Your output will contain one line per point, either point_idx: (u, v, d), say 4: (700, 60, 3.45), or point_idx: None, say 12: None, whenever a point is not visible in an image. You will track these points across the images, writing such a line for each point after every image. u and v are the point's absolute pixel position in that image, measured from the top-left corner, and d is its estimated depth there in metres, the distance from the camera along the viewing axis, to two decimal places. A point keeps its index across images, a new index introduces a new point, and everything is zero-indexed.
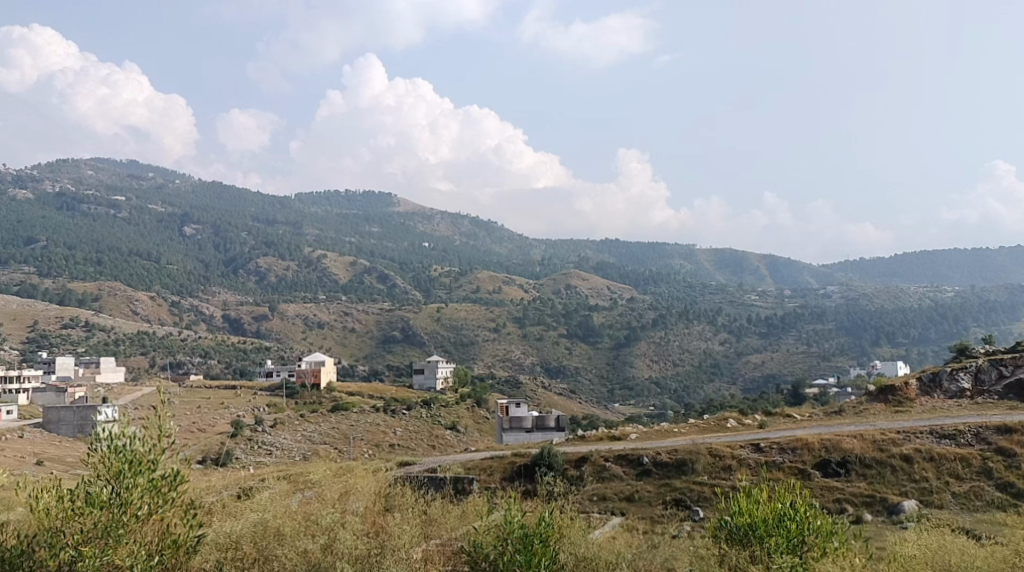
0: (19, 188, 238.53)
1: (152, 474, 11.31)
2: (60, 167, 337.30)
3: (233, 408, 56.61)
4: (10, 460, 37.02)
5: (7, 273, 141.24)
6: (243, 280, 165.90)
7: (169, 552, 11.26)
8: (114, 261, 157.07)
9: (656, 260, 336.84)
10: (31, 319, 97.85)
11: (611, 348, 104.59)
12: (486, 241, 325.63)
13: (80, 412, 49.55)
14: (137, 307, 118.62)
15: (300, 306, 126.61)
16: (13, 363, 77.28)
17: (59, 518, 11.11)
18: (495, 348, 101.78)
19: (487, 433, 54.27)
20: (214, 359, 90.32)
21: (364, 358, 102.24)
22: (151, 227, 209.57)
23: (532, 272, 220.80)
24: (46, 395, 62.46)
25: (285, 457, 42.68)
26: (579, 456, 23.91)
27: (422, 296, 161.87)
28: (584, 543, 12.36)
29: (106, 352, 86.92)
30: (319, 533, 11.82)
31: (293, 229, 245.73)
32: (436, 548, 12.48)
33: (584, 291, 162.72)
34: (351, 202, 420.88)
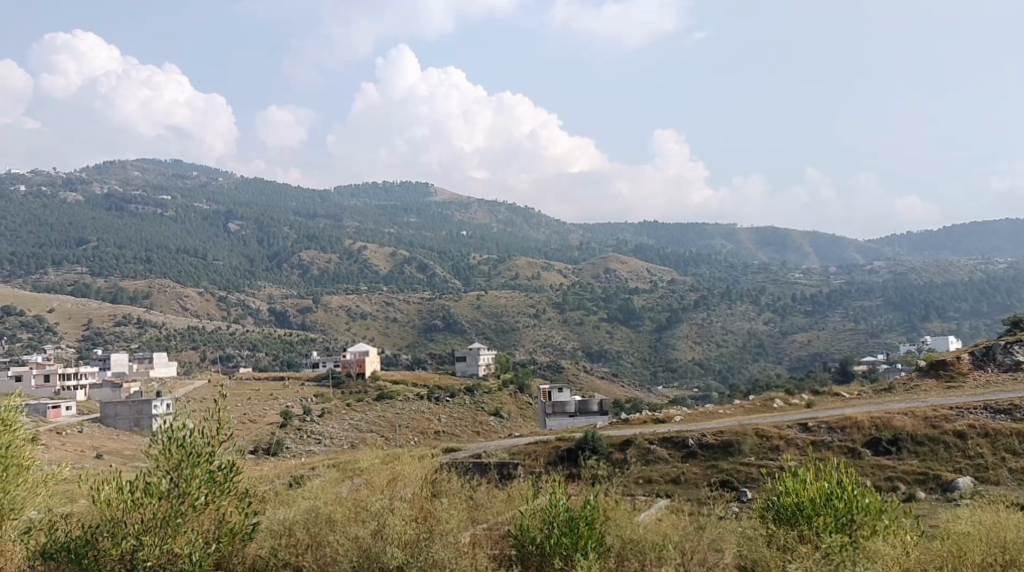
0: (68, 191, 243.04)
1: (209, 465, 11.81)
2: (107, 170, 342.95)
3: (282, 399, 57.49)
4: (71, 453, 38.08)
5: (59, 274, 144.08)
6: (287, 274, 167.90)
7: (226, 539, 11.72)
8: (163, 259, 159.78)
9: (697, 242, 334.73)
10: (86, 317, 99.94)
11: (653, 331, 104.37)
12: (524, 227, 325.51)
13: (135, 406, 50.73)
14: (187, 303, 120.65)
15: (343, 298, 127.74)
16: (71, 361, 79.15)
17: (120, 508, 11.53)
18: (536, 334, 102.22)
19: (531, 418, 54.66)
20: (262, 352, 91.66)
21: (407, 347, 103.05)
22: (196, 225, 212.46)
23: (573, 257, 220.86)
24: (103, 390, 64.15)
25: (334, 445, 43.41)
26: (624, 439, 24.09)
27: (462, 284, 162.36)
28: (631, 526, 12.50)
29: (159, 347, 88.64)
30: (370, 516, 11.97)
31: (334, 222, 247.61)
32: (484, 533, 12.65)
33: (625, 274, 162.35)
34: (390, 194, 422.99)
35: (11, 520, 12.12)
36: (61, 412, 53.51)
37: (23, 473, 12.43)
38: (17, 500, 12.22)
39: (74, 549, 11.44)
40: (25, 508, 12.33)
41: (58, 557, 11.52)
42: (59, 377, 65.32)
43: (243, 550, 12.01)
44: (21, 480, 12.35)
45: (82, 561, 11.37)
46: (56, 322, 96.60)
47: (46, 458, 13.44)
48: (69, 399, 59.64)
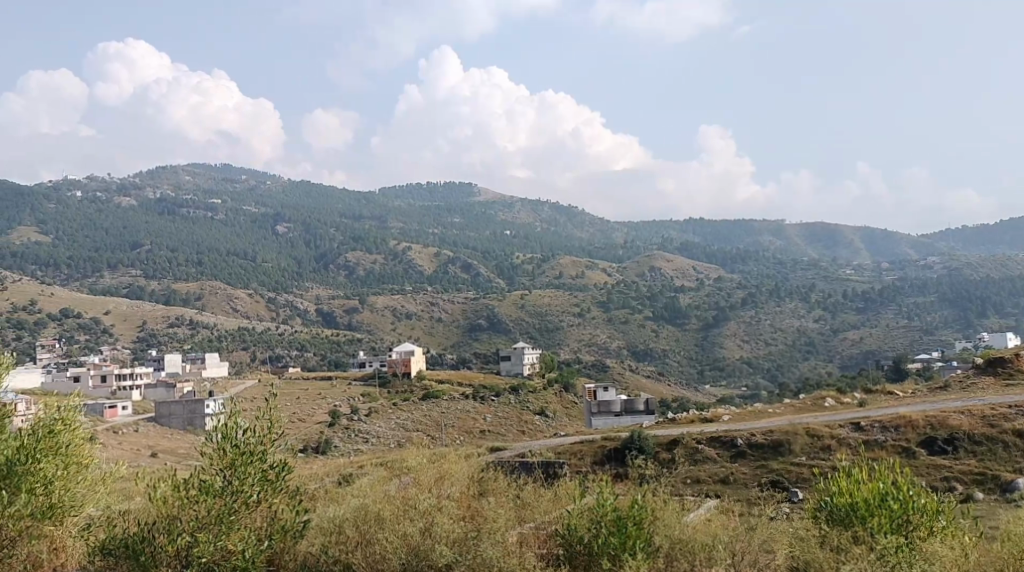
0: (121, 195, 247.65)
1: (262, 464, 11.94)
2: (158, 175, 348.91)
3: (330, 399, 58.00)
4: (128, 452, 38.79)
5: (113, 277, 146.74)
6: (334, 275, 169.46)
7: (278, 537, 11.86)
8: (214, 262, 162.12)
9: (744, 240, 331.82)
10: (140, 318, 101.73)
11: (699, 329, 103.64)
12: (568, 226, 325.13)
13: (189, 405, 51.52)
14: (237, 304, 122.29)
15: (389, 299, 128.54)
16: (126, 362, 80.58)
17: (175, 506, 11.71)
18: (581, 333, 102.12)
19: (577, 417, 54.58)
20: (310, 352, 92.56)
21: (452, 347, 103.39)
22: (245, 228, 215.23)
23: (617, 256, 220.38)
24: (158, 390, 65.31)
25: (381, 444, 43.74)
26: (670, 439, 23.97)
27: (507, 284, 162.56)
28: (680, 526, 12.34)
29: (210, 348, 89.97)
30: (418, 515, 11.98)
31: (379, 223, 249.27)
32: (531, 532, 12.52)
33: (670, 272, 161.35)
34: (433, 194, 425.27)
35: (71, 516, 12.33)
36: (118, 411, 54.54)
37: (82, 472, 12.68)
38: (77, 496, 12.45)
39: (132, 547, 11.61)
40: (85, 505, 12.56)
41: (116, 553, 11.72)
42: (115, 377, 66.54)
43: (294, 546, 12.10)
44: (80, 479, 12.59)
45: (140, 558, 11.52)
46: (111, 323, 98.49)
47: (104, 457, 13.68)
48: (125, 399, 60.74)
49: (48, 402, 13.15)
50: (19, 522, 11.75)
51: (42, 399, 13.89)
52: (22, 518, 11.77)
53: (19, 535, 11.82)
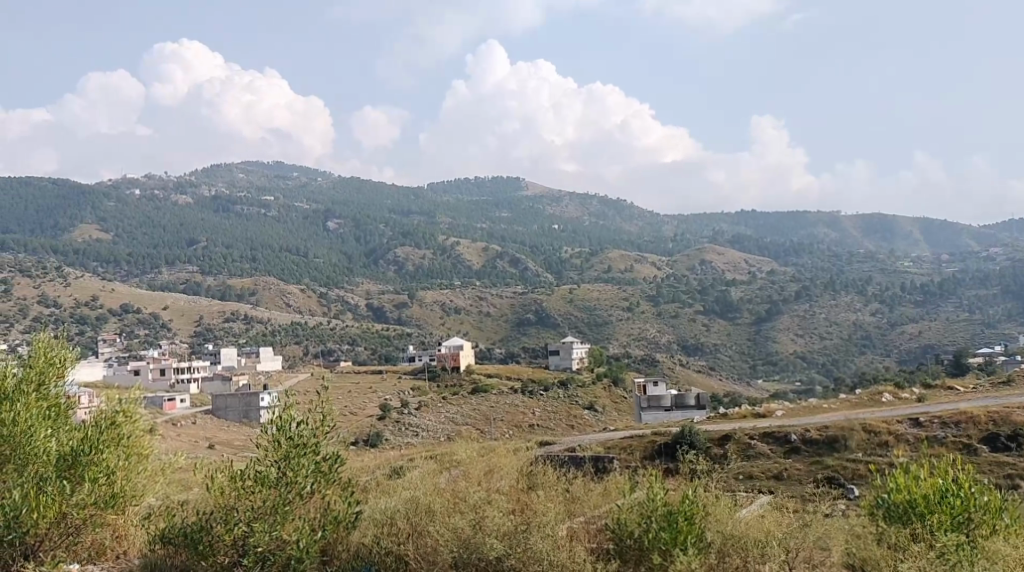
0: (178, 193, 251.82)
1: (315, 455, 12.06)
2: (212, 173, 354.12)
3: (381, 392, 58.51)
4: (185, 443, 39.51)
5: (171, 273, 149.28)
6: (384, 270, 170.66)
7: (331, 527, 11.88)
8: (267, 258, 164.15)
9: (798, 232, 327.25)
10: (197, 314, 103.34)
11: (752, 323, 102.55)
12: (617, 220, 323.63)
13: (244, 398, 52.25)
14: (290, 300, 123.75)
15: (438, 293, 129.16)
16: (183, 356, 81.90)
17: (232, 495, 11.79)
18: (630, 327, 101.74)
19: (626, 411, 54.36)
20: (361, 346, 93.35)
21: (501, 341, 103.46)
22: (297, 224, 217.61)
23: (667, 250, 219.00)
24: (215, 384, 66.45)
25: (431, 437, 44.02)
26: (722, 434, 23.77)
27: (555, 279, 162.29)
28: (732, 520, 12.15)
29: (264, 342, 91.21)
30: (468, 507, 11.81)
31: (429, 218, 250.28)
32: (581, 526, 12.39)
33: (721, 266, 159.64)
34: (481, 189, 426.57)
35: (133, 506, 12.45)
36: (176, 404, 55.49)
37: (143, 462, 12.78)
38: (139, 485, 12.57)
39: (191, 535, 11.68)
40: (146, 494, 12.66)
41: (175, 541, 11.79)
42: (174, 371, 67.66)
43: (348, 536, 12.07)
44: (141, 469, 12.68)
45: (198, 546, 11.63)
46: (169, 318, 100.22)
47: (164, 449, 13.81)
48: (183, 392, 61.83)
49: (111, 394, 13.34)
50: (84, 510, 11.85)
51: (105, 392, 14.10)
52: (86, 506, 11.87)
53: (83, 524, 11.97)
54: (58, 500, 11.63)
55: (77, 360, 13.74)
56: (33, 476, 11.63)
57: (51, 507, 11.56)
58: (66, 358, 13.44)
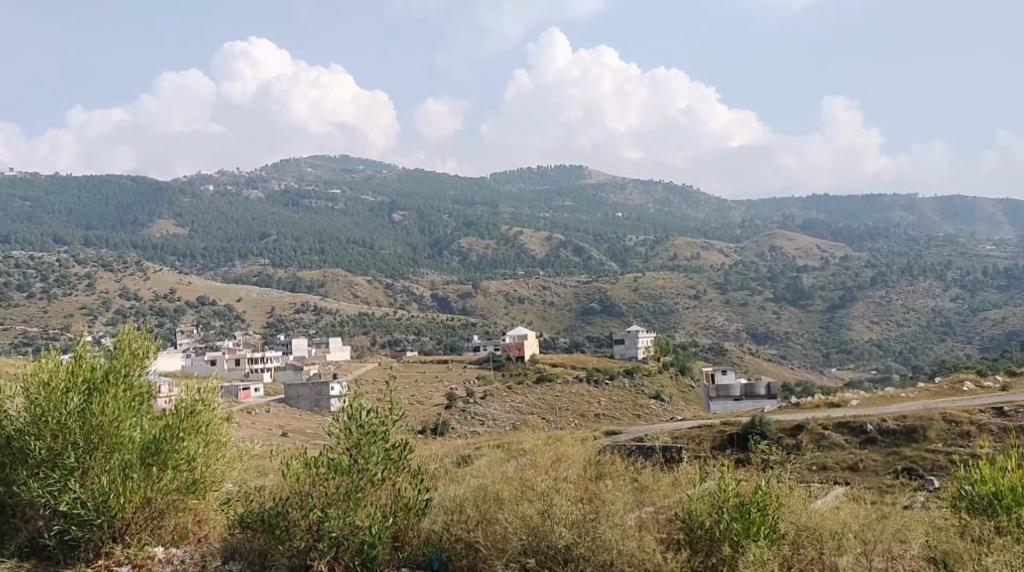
0: (249, 188, 256.45)
1: (385, 443, 11.98)
2: (282, 168, 360.01)
3: (447, 381, 58.90)
4: (259, 431, 40.21)
5: (244, 265, 152.02)
6: (448, 261, 171.62)
7: (403, 514, 11.80)
8: (335, 250, 166.15)
9: (872, 216, 319.94)
10: (269, 305, 105.08)
11: (824, 311, 100.70)
12: (682, 206, 320.46)
13: (315, 387, 52.95)
14: (357, 291, 125.14)
15: (503, 283, 129.43)
16: (257, 347, 83.29)
17: (307, 482, 11.74)
18: (697, 316, 100.82)
19: (693, 401, 53.87)
20: (427, 336, 93.91)
21: (565, 331, 103.10)
22: (363, 217, 220.06)
23: (734, 236, 216.50)
24: (286, 373, 67.62)
25: (497, 427, 44.17)
26: (795, 424, 23.31)
27: (620, 267, 161.26)
28: (807, 512, 11.59)
29: (333, 333, 92.38)
30: (537, 496, 11.45)
31: (493, 208, 250.69)
32: (652, 516, 11.89)
33: (792, 251, 156.83)
34: (544, 178, 426.63)
35: (213, 491, 12.54)
36: (251, 393, 56.43)
37: (221, 449, 12.85)
38: (218, 471, 12.63)
39: (269, 520, 11.61)
40: (225, 481, 12.73)
41: (254, 526, 11.74)
42: (247, 362, 68.85)
43: (418, 523, 11.91)
44: (220, 456, 12.76)
45: (276, 531, 11.54)
46: (242, 310, 102.08)
47: (240, 436, 13.87)
48: (256, 381, 62.95)
49: (189, 383, 13.37)
50: (168, 496, 11.97)
51: (185, 381, 14.08)
52: (170, 492, 11.99)
53: (166, 508, 12.06)
54: (143, 486, 11.72)
55: (160, 349, 13.47)
56: (121, 462, 11.70)
57: (136, 493, 11.62)
58: (148, 348, 13.11)
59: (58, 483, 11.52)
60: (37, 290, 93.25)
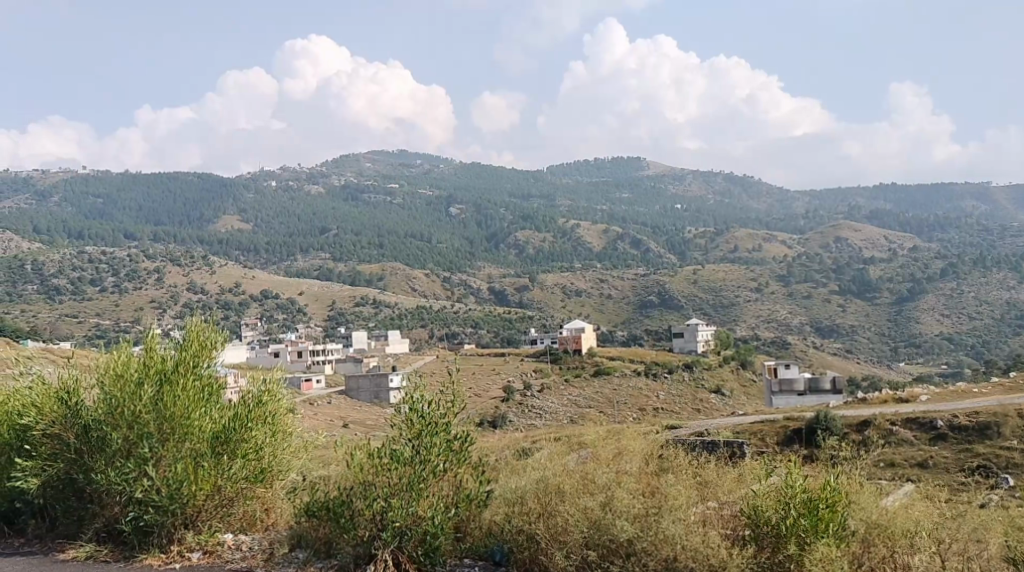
0: (310, 183, 259.80)
1: (446, 434, 11.64)
2: (341, 163, 363.96)
3: (504, 374, 59.14)
4: (321, 423, 40.72)
5: (306, 260, 153.90)
6: (505, 254, 171.87)
7: (464, 506, 11.44)
8: (394, 245, 167.61)
9: (942, 205, 312.35)
10: (330, 298, 106.28)
11: (892, 304, 98.63)
12: (743, 198, 316.64)
13: (375, 379, 53.42)
14: (416, 285, 126.01)
15: (560, 277, 129.25)
16: (318, 339, 84.34)
17: (371, 473, 11.46)
18: (759, 309, 99.63)
19: (755, 396, 53.25)
20: (484, 329, 94.14)
21: (623, 324, 102.53)
22: (422, 211, 221.33)
23: (797, 228, 213.25)
24: (347, 365, 68.41)
25: (555, 420, 44.14)
26: (861, 421, 22.93)
27: (680, 260, 159.84)
28: (876, 507, 10.74)
29: (392, 326, 93.19)
30: (598, 488, 10.87)
31: (550, 201, 250.48)
32: (716, 511, 11.03)
33: (857, 241, 153.89)
34: (602, 170, 425.15)
35: (279, 480, 12.69)
36: (313, 385, 57.17)
37: (287, 439, 13.01)
38: (283, 461, 12.78)
39: (333, 508, 11.39)
40: (290, 471, 12.86)
41: (319, 514, 11.54)
42: (309, 354, 69.71)
43: (480, 515, 11.55)
44: (286, 445, 12.92)
45: (340, 520, 11.29)
46: (304, 303, 103.36)
47: (304, 428, 13.98)
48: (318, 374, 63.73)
49: (256, 375, 13.51)
50: (237, 483, 12.17)
51: (251, 373, 14.14)
52: (238, 480, 12.18)
53: (235, 496, 12.26)
54: (213, 474, 11.94)
55: (227, 343, 13.52)
56: (191, 451, 11.93)
57: (208, 480, 11.85)
58: (216, 341, 13.21)
59: (133, 471, 11.64)
60: (109, 284, 95.54)
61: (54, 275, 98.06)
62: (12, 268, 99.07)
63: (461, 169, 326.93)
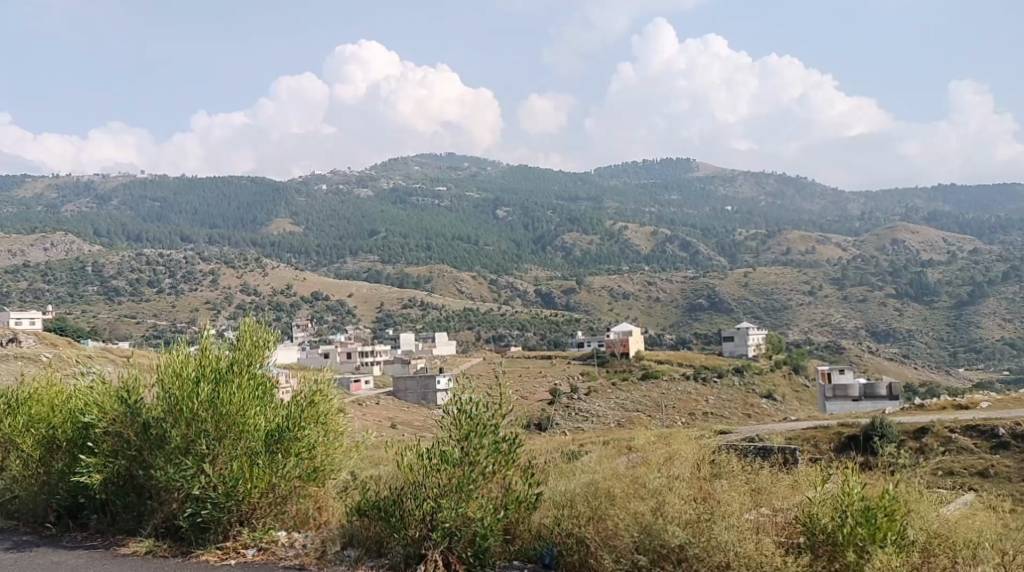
0: (359, 187, 262.35)
1: (495, 436, 11.46)
2: (390, 167, 366.86)
3: (551, 376, 59.07)
4: (370, 423, 41.08)
5: (355, 261, 155.42)
6: (552, 256, 171.99)
7: (513, 507, 11.28)
8: (442, 247, 168.59)
9: (1003, 206, 306.05)
10: (378, 300, 107.13)
11: (951, 307, 96.73)
12: (796, 199, 313.20)
13: (422, 381, 53.67)
14: (463, 287, 126.58)
15: (607, 279, 129.02)
16: (367, 341, 85.06)
17: (420, 474, 11.35)
18: (811, 313, 98.44)
19: (807, 401, 52.59)
20: (531, 331, 94.22)
21: (671, 327, 102.03)
22: (468, 213, 222.29)
23: (851, 230, 210.51)
24: (395, 366, 68.95)
25: (600, 423, 43.98)
26: (918, 427, 22.51)
27: (729, 262, 158.80)
28: (938, 517, 10.28)
29: (440, 328, 93.68)
30: (650, 493, 10.56)
31: (598, 203, 250.27)
32: (771, 516, 10.60)
33: (915, 244, 151.34)
34: (650, 172, 423.59)
35: (331, 479, 12.60)
36: (361, 386, 57.67)
37: (339, 438, 12.93)
38: (335, 460, 12.71)
39: (384, 508, 11.40)
40: (341, 469, 12.76)
41: (371, 514, 11.55)
42: (358, 355, 70.28)
43: (529, 517, 11.41)
44: (338, 444, 12.84)
45: (391, 520, 11.29)
46: (353, 305, 104.31)
47: (355, 428, 13.90)
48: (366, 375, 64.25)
49: (306, 375, 13.51)
50: (290, 482, 12.19)
51: (303, 374, 14.15)
52: (292, 478, 12.22)
53: (289, 494, 12.28)
54: (268, 472, 12.03)
55: (280, 343, 13.55)
56: (247, 449, 12.01)
57: (262, 478, 11.95)
58: (268, 341, 13.24)
59: (190, 468, 11.77)
60: (165, 286, 97.26)
61: (113, 276, 100.18)
62: (73, 270, 101.43)
63: (508, 172, 327.64)
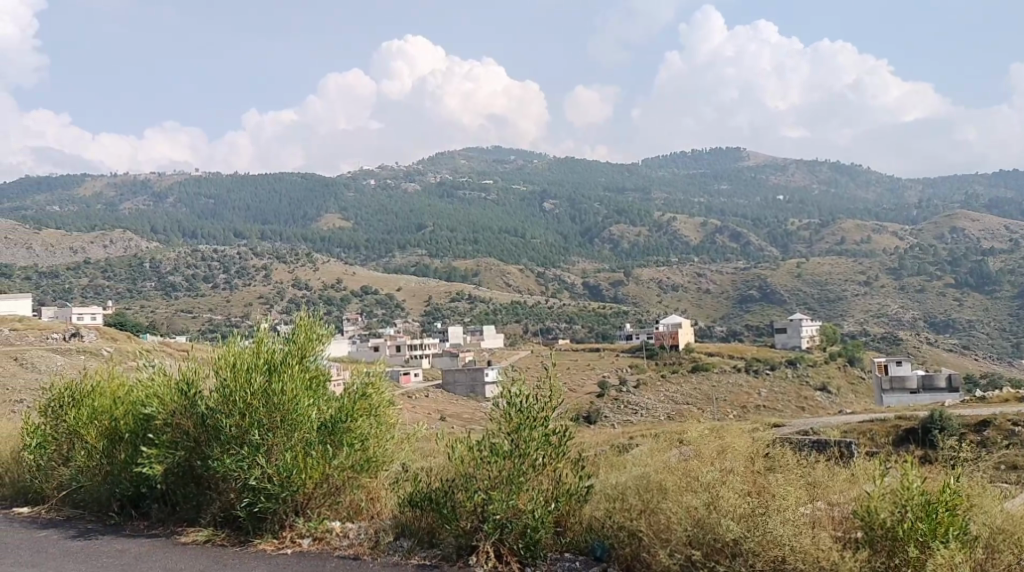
0: (407, 181, 263.64)
1: (544, 428, 11.40)
2: (436, 161, 367.97)
3: (600, 369, 58.81)
4: (419, 415, 41.26)
5: (404, 255, 156.10)
6: (600, 249, 171.34)
7: (564, 500, 11.17)
8: (490, 241, 168.61)
9: None
10: (427, 294, 107.47)
11: (1013, 297, 94.67)
12: (850, 187, 308.24)
13: (471, 374, 53.79)
14: (510, 280, 126.60)
15: (656, 271, 128.17)
16: (416, 335, 85.53)
17: (472, 465, 11.35)
18: (866, 304, 96.92)
19: (862, 394, 51.80)
20: (579, 324, 93.92)
21: (722, 319, 101.12)
22: (515, 207, 222.22)
23: (908, 219, 206.64)
24: (444, 359, 69.22)
25: (650, 416, 43.70)
26: (979, 420, 22.08)
27: (780, 253, 156.93)
28: (1001, 510, 9.93)
29: (488, 322, 93.82)
30: (703, 487, 10.41)
31: (647, 195, 248.37)
32: (827, 507, 10.35)
33: (975, 232, 148.15)
34: (699, 163, 419.46)
35: (384, 470, 12.62)
36: (411, 378, 58.00)
37: (390, 430, 12.98)
38: (387, 451, 12.75)
39: (435, 500, 11.42)
40: (394, 460, 12.80)
41: (422, 506, 11.59)
42: (407, 349, 70.66)
43: (580, 510, 11.26)
44: (389, 437, 12.88)
45: (442, 510, 11.30)
46: (403, 299, 104.83)
47: (405, 421, 13.90)
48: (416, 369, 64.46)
49: (357, 369, 13.57)
50: (344, 473, 12.22)
51: (353, 366, 14.16)
52: (344, 469, 12.25)
53: (342, 485, 12.28)
54: (322, 463, 12.09)
55: (331, 338, 13.58)
56: (300, 441, 12.07)
57: (315, 469, 12.00)
58: (319, 335, 13.28)
59: (245, 458, 11.92)
60: (220, 281, 98.52)
61: (169, 272, 101.66)
62: (131, 266, 103.10)
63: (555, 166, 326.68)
